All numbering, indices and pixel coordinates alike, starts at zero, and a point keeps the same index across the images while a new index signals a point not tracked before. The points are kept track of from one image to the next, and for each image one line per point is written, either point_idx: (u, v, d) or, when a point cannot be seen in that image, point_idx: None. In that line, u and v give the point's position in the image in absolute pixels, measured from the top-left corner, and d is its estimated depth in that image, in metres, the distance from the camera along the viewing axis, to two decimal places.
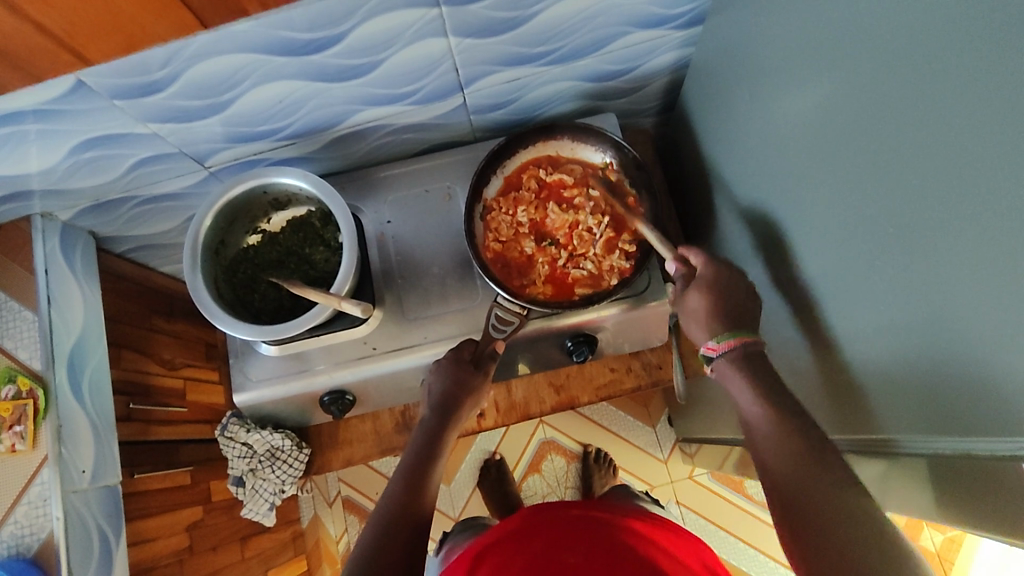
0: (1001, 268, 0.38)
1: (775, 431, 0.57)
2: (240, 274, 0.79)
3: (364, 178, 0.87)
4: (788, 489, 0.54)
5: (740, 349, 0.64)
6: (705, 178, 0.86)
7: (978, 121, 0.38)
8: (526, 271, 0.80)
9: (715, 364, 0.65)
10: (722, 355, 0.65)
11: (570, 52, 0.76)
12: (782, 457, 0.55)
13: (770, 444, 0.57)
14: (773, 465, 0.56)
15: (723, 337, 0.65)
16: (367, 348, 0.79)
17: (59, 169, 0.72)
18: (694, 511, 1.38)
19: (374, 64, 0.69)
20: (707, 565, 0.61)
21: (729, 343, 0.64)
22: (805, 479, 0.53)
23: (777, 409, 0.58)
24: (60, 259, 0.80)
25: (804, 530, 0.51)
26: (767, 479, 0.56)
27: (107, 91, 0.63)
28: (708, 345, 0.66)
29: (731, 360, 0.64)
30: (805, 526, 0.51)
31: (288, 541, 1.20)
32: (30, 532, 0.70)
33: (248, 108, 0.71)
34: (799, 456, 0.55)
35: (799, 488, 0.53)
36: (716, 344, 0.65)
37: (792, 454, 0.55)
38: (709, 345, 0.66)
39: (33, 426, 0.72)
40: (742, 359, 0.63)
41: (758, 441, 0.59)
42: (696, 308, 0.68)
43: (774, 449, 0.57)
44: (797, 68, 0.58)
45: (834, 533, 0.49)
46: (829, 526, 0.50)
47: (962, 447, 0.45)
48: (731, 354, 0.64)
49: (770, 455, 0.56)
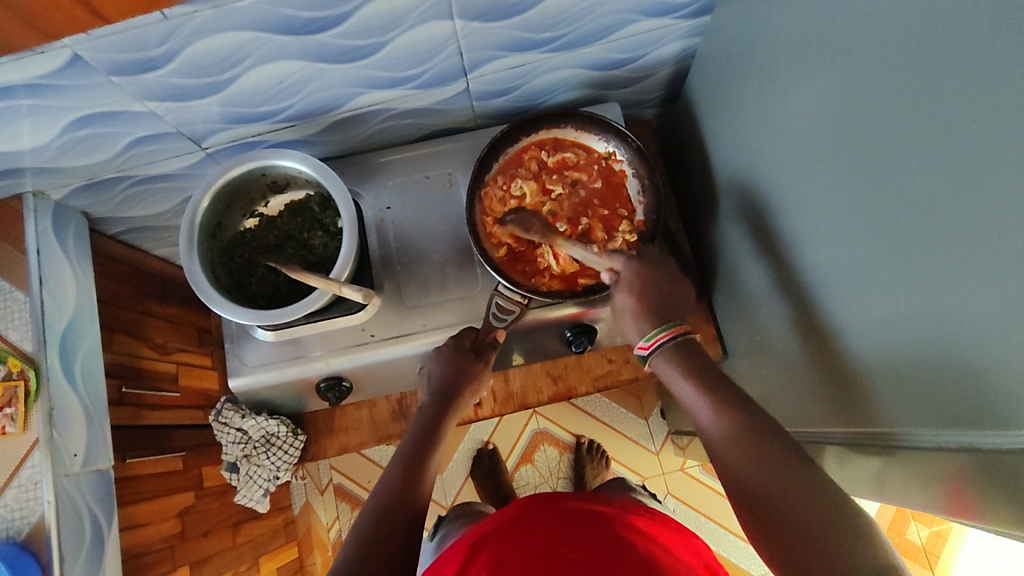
0: (1003, 263, 0.38)
1: (731, 436, 0.56)
2: (236, 258, 0.78)
3: (363, 163, 0.86)
4: (751, 491, 0.53)
5: (673, 342, 0.65)
6: (707, 170, 0.86)
7: (986, 116, 0.38)
8: (530, 259, 0.77)
9: (651, 361, 0.66)
10: (658, 349, 0.66)
11: (576, 40, 0.75)
12: (742, 459, 0.54)
13: (730, 448, 0.56)
14: (737, 466, 0.55)
15: (655, 333, 0.66)
16: (365, 335, 0.78)
17: (51, 146, 0.70)
18: (685, 503, 1.39)
19: (377, 45, 0.68)
20: (697, 554, 0.63)
21: (661, 338, 0.65)
22: (765, 478, 0.52)
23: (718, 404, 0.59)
24: (52, 238, 0.78)
25: (771, 518, 0.51)
26: (732, 485, 0.55)
27: (104, 67, 0.61)
28: (640, 345, 0.68)
29: (664, 355, 0.65)
30: (771, 526, 0.51)
31: (280, 528, 1.22)
32: (20, 515, 0.68)
33: (248, 88, 0.70)
34: (747, 443, 0.55)
35: (762, 489, 0.52)
36: (649, 342, 0.66)
37: (752, 456, 0.54)
38: (641, 345, 0.67)
39: (23, 408, 0.70)
40: (678, 347, 0.65)
41: (717, 444, 0.57)
42: (623, 306, 0.68)
43: (717, 433, 0.57)
44: (803, 59, 0.57)
45: (804, 532, 0.49)
46: (796, 524, 0.49)
47: (960, 441, 0.45)
48: (667, 346, 0.65)
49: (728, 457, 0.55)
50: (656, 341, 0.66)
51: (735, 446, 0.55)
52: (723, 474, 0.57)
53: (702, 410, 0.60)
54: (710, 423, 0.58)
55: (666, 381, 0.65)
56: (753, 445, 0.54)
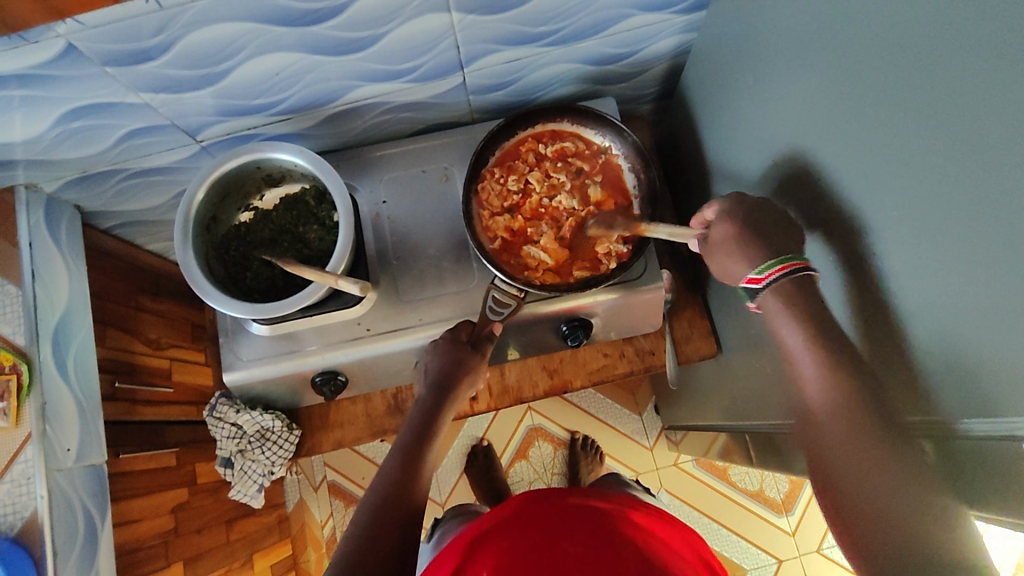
0: (1002, 248, 0.38)
1: (835, 413, 0.53)
2: (231, 251, 0.77)
3: (358, 157, 0.86)
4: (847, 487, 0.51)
5: (789, 278, 0.58)
6: (702, 165, 0.86)
7: (979, 107, 0.38)
8: (524, 251, 0.78)
9: (760, 297, 0.60)
10: (769, 285, 0.58)
11: (572, 34, 0.75)
12: (845, 449, 0.52)
13: (834, 437, 0.53)
14: (841, 457, 0.52)
15: (767, 266, 0.59)
16: (361, 329, 0.78)
17: (44, 138, 0.70)
18: (679, 498, 1.39)
19: (374, 37, 0.68)
20: (692, 546, 0.64)
21: (776, 272, 0.58)
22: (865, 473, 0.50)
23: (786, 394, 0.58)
24: (44, 232, 0.78)
25: (849, 505, 0.51)
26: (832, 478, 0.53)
27: (99, 57, 0.61)
28: (748, 278, 0.60)
29: (776, 293, 0.58)
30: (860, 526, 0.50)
31: (274, 525, 1.21)
32: (11, 510, 0.68)
33: (244, 79, 0.69)
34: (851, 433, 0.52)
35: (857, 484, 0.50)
36: (760, 274, 0.59)
37: (851, 441, 0.52)
38: (750, 278, 0.60)
39: (16, 402, 0.70)
40: (796, 285, 0.57)
41: (822, 427, 0.54)
42: (723, 238, 0.63)
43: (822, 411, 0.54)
44: (797, 53, 0.58)
45: (892, 532, 0.48)
46: (888, 525, 0.48)
47: (949, 427, 0.46)
48: (783, 281, 0.58)
49: (835, 446, 0.53)
50: (775, 272, 0.58)
51: (837, 434, 0.53)
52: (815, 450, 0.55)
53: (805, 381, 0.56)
54: (816, 403, 0.55)
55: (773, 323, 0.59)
56: (855, 433, 0.51)
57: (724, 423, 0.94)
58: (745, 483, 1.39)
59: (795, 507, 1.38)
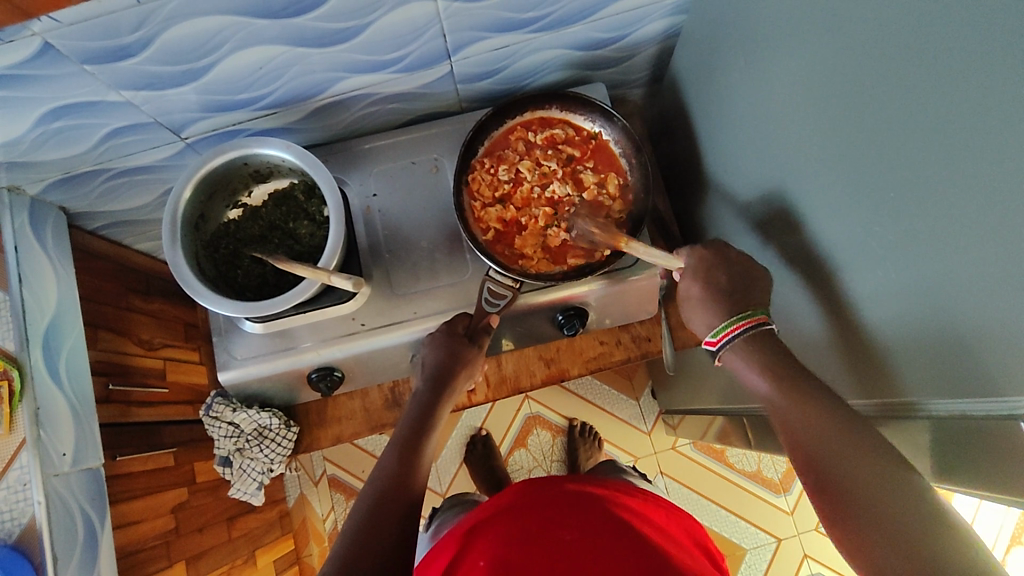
0: (993, 227, 0.38)
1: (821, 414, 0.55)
2: (221, 249, 0.76)
3: (347, 150, 0.85)
4: (827, 477, 0.52)
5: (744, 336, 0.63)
6: (694, 149, 0.86)
7: (970, 90, 0.38)
8: (517, 241, 0.77)
9: (721, 355, 0.66)
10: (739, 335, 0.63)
11: (559, 19, 0.74)
12: (820, 442, 0.53)
13: (826, 438, 0.53)
14: (813, 448, 0.54)
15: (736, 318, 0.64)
16: (356, 324, 0.77)
17: (25, 140, 0.68)
18: (678, 481, 1.40)
19: (359, 28, 0.66)
20: (690, 533, 0.66)
21: (732, 331, 0.64)
22: (840, 461, 0.51)
23: (784, 385, 0.58)
24: (29, 234, 0.77)
25: (844, 503, 0.50)
26: (806, 471, 0.54)
27: (78, 56, 0.59)
28: (708, 340, 0.67)
29: (736, 350, 0.63)
30: (843, 520, 0.49)
31: (275, 520, 1.21)
32: (10, 517, 0.67)
33: (227, 74, 0.68)
34: (834, 432, 0.53)
35: (831, 475, 0.51)
36: (716, 337, 0.66)
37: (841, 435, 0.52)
38: (709, 339, 0.67)
39: (8, 409, 0.69)
40: (750, 338, 0.63)
41: (787, 423, 0.56)
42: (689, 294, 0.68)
43: (808, 419, 0.55)
44: (786, 37, 0.57)
45: (890, 526, 0.47)
46: (883, 518, 0.47)
47: (956, 408, 0.45)
48: (748, 332, 0.63)
49: (805, 447, 0.54)
50: (730, 332, 0.64)
51: (806, 428, 0.55)
52: (801, 459, 0.55)
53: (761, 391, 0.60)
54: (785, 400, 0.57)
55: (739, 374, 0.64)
56: (821, 422, 0.54)
57: (720, 407, 0.94)
58: (742, 464, 1.41)
59: (793, 486, 1.39)
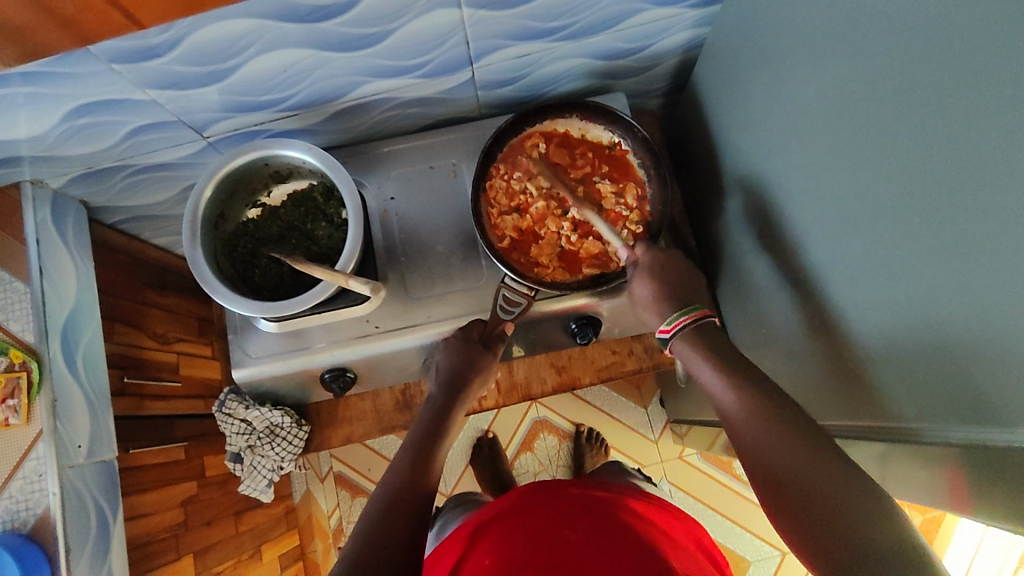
0: (1008, 261, 0.38)
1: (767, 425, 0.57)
2: (240, 248, 0.77)
3: (366, 153, 0.85)
4: (788, 487, 0.54)
5: (692, 326, 0.69)
6: (712, 162, 0.85)
7: (989, 124, 0.38)
8: (533, 249, 0.78)
9: (671, 344, 0.70)
10: (676, 334, 0.69)
11: (583, 29, 0.74)
12: (775, 453, 0.55)
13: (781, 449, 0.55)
14: (772, 460, 0.55)
15: (673, 318, 0.70)
16: (370, 326, 0.77)
17: (50, 135, 0.69)
18: (683, 491, 1.40)
19: (383, 34, 0.67)
20: (691, 535, 0.66)
21: (682, 322, 0.69)
22: (801, 474, 0.53)
23: (744, 390, 0.60)
24: (51, 227, 0.77)
25: (804, 511, 0.52)
26: (763, 480, 0.56)
27: (106, 55, 0.60)
28: (662, 328, 0.70)
29: (685, 337, 0.68)
30: (801, 511, 0.52)
31: (282, 516, 1.22)
32: (25, 507, 0.68)
33: (252, 75, 0.69)
34: (785, 444, 0.55)
35: (799, 480, 0.53)
36: (668, 326, 0.70)
37: (794, 444, 0.54)
38: (662, 328, 0.70)
39: (27, 399, 0.70)
40: (698, 330, 0.68)
41: (744, 435, 0.59)
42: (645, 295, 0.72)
43: (760, 435, 0.57)
44: (808, 56, 0.57)
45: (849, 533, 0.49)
46: (843, 526, 0.49)
47: (973, 435, 0.44)
48: (682, 331, 0.68)
49: (762, 443, 0.57)
50: (678, 324, 0.69)
51: (763, 438, 0.57)
52: (756, 470, 0.57)
53: (725, 402, 0.62)
54: (743, 410, 0.59)
55: (687, 362, 0.67)
56: (777, 433, 0.56)
57: None
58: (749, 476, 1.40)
59: None
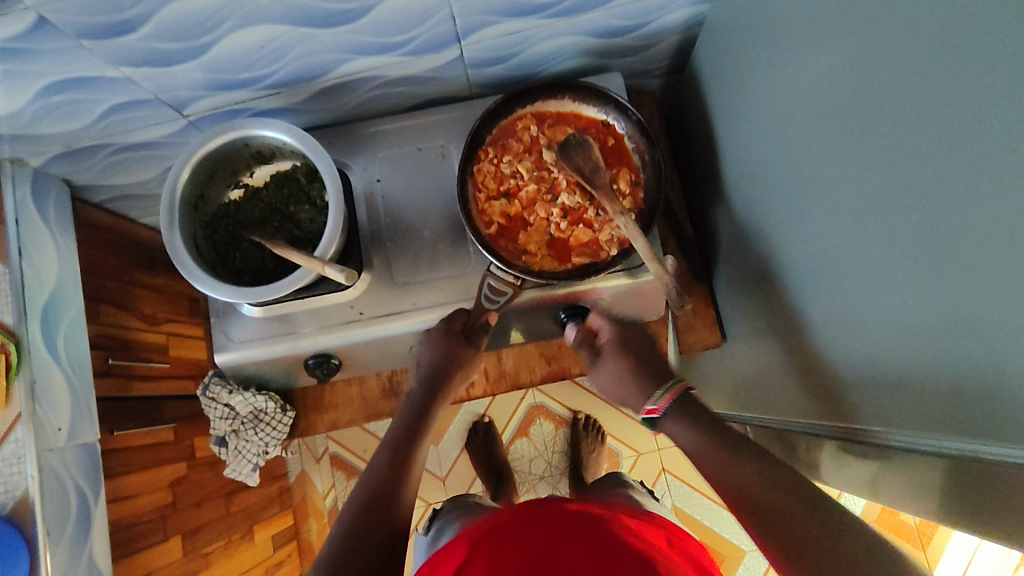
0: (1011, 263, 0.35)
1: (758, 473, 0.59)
2: (220, 231, 0.75)
3: (353, 133, 0.83)
4: (775, 521, 0.55)
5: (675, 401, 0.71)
6: (712, 146, 0.82)
7: (999, 113, 0.35)
8: (521, 236, 0.75)
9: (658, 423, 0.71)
10: (663, 413, 0.71)
11: (576, 5, 0.70)
12: (765, 491, 0.57)
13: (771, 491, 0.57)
14: (762, 497, 0.57)
15: (658, 396, 0.72)
16: (354, 312, 0.76)
17: (26, 112, 0.67)
18: (679, 479, 1.39)
19: (365, 9, 0.64)
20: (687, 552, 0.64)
21: (667, 399, 0.71)
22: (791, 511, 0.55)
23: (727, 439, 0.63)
24: (31, 206, 0.76)
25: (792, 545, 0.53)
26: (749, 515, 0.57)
27: (74, 31, 0.58)
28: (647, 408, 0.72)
29: (675, 414, 0.70)
30: (791, 543, 0.53)
31: (275, 497, 1.23)
32: (4, 490, 0.67)
33: (230, 52, 0.66)
34: (770, 482, 0.57)
35: (786, 516, 0.55)
36: (655, 404, 0.72)
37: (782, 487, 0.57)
38: (647, 409, 0.72)
39: (5, 382, 0.69)
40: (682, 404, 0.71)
41: (731, 475, 0.60)
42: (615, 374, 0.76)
43: (749, 475, 0.59)
44: (808, 36, 0.53)
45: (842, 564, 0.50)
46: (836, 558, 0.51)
47: (968, 448, 0.44)
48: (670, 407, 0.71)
49: (751, 485, 0.58)
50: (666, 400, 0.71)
51: (752, 480, 0.58)
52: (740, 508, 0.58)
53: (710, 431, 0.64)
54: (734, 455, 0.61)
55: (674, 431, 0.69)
56: (765, 476, 0.58)
57: (734, 413, 0.92)
58: None
59: None
